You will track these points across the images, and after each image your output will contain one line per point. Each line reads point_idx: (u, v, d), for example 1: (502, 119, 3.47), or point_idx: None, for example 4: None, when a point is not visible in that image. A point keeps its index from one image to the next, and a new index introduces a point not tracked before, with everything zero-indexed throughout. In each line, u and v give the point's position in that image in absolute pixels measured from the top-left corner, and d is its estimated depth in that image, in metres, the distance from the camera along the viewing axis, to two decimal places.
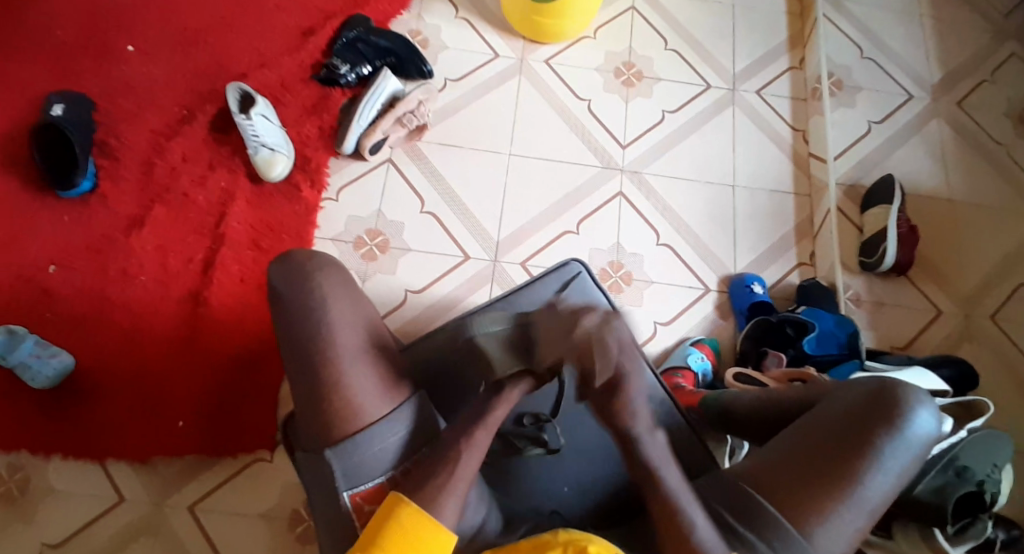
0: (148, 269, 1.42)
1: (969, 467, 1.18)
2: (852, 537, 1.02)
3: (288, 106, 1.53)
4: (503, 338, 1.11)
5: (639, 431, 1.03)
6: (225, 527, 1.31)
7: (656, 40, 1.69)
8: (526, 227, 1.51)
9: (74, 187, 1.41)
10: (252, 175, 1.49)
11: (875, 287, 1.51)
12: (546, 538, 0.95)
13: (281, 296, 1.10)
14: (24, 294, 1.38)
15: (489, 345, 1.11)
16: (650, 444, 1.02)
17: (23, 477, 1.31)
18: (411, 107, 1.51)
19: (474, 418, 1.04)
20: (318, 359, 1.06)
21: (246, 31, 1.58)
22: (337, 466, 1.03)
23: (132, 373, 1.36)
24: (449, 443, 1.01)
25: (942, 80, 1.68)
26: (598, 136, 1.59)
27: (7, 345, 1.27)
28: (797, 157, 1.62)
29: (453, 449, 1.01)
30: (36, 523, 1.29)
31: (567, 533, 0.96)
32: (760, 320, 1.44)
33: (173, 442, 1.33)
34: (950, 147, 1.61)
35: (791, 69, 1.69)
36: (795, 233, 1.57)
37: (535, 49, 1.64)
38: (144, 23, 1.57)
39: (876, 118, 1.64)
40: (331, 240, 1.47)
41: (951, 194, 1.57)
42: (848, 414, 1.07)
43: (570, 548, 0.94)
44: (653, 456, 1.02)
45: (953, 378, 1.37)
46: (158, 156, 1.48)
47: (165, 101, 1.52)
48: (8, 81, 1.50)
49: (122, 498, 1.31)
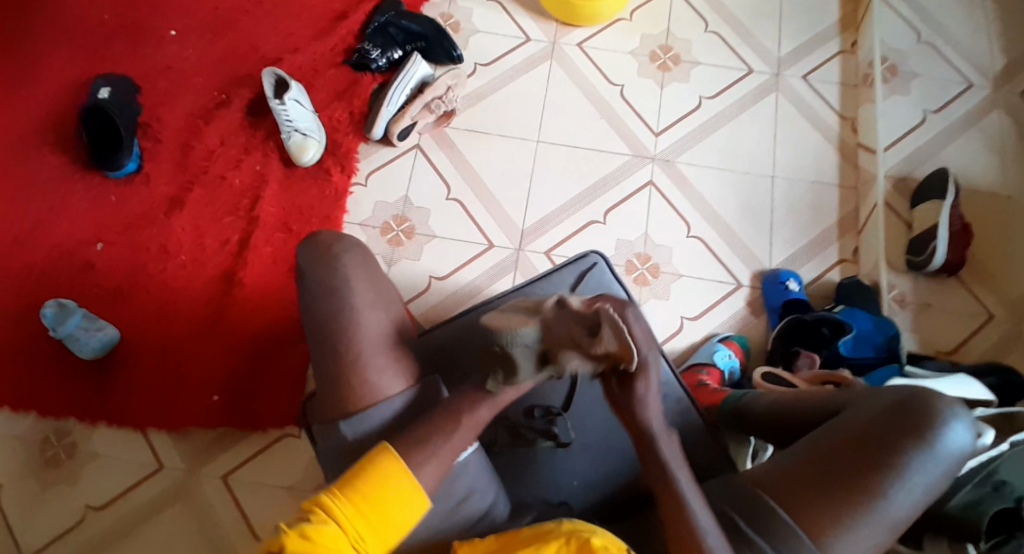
0: (184, 248, 1.45)
1: (1008, 482, 1.06)
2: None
3: (320, 91, 1.55)
4: (536, 350, 0.94)
5: (658, 432, 0.97)
6: (255, 496, 1.33)
7: (696, 22, 1.63)
8: (551, 215, 1.48)
9: (117, 168, 1.47)
10: (284, 159, 1.51)
11: (921, 287, 1.42)
12: (548, 527, 0.90)
13: (305, 277, 1.04)
14: (68, 267, 1.43)
15: (526, 356, 0.94)
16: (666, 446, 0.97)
17: (69, 442, 1.36)
18: (440, 94, 1.50)
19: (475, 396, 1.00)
20: (334, 342, 1.01)
21: (283, 18, 1.60)
22: (348, 434, 0.98)
23: (171, 348, 1.39)
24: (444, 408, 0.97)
25: (1006, 66, 1.56)
26: (629, 123, 1.55)
27: (56, 317, 1.32)
28: (843, 147, 1.54)
29: (448, 414, 0.96)
30: (80, 485, 1.33)
31: (572, 523, 0.91)
32: (792, 320, 1.35)
33: (208, 415, 1.36)
34: (1010, 140, 1.50)
35: (840, 53, 1.61)
36: (838, 228, 1.49)
37: (568, 32, 1.61)
38: (186, 10, 1.61)
39: (930, 107, 1.54)
40: (358, 224, 1.48)
41: (1010, 190, 1.46)
42: (873, 421, 0.98)
43: (573, 540, 0.88)
44: (671, 459, 0.96)
45: (999, 387, 1.26)
46: (196, 139, 1.52)
47: (204, 86, 1.56)
48: (61, 66, 1.56)
49: (160, 466, 1.35)
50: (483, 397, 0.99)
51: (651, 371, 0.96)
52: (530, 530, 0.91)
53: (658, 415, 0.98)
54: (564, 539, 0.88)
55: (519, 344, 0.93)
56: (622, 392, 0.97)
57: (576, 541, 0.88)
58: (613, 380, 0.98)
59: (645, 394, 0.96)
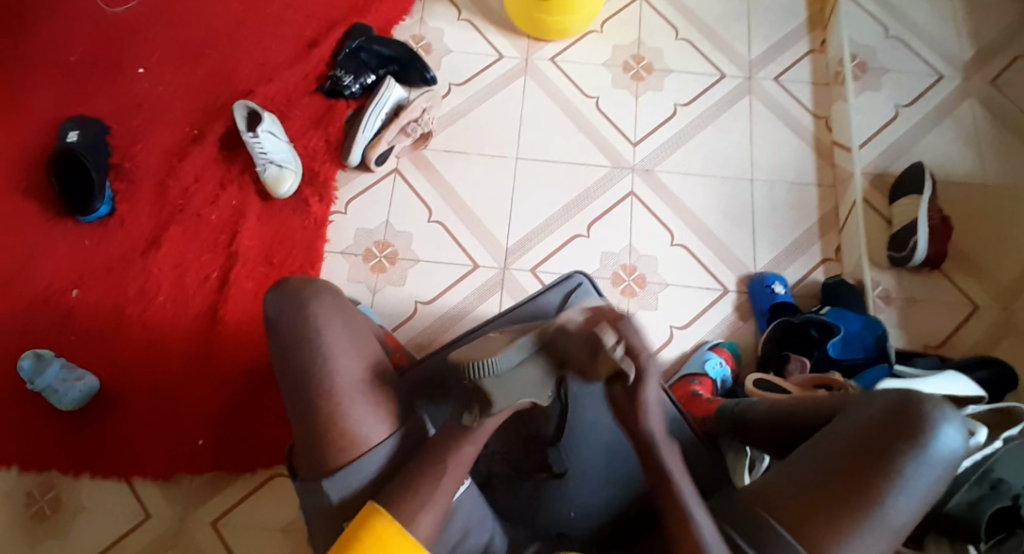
0: (164, 288, 1.43)
1: (1005, 479, 1.07)
2: None
3: (294, 120, 1.53)
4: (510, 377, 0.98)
5: (659, 439, 1.00)
6: (248, 541, 1.31)
7: (666, 30, 1.63)
8: (535, 232, 1.48)
9: (91, 211, 1.44)
10: (262, 192, 1.49)
11: (905, 282, 1.44)
12: None
13: (278, 329, 1.02)
14: (46, 316, 1.41)
15: (497, 388, 0.97)
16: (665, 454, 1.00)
17: (54, 496, 1.33)
18: (416, 116, 1.48)
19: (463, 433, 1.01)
20: (314, 391, 1.00)
21: (252, 48, 1.59)
22: (336, 497, 0.99)
23: (151, 394, 1.37)
24: (435, 457, 0.98)
25: (975, 57, 1.59)
26: (608, 135, 1.55)
27: (34, 369, 1.31)
28: (820, 146, 1.55)
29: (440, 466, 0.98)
30: (69, 540, 1.31)
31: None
32: (781, 322, 1.36)
33: (195, 459, 1.34)
34: (983, 130, 1.52)
35: (811, 53, 1.62)
36: (819, 227, 1.50)
37: (540, 47, 1.61)
38: (153, 45, 1.59)
39: (903, 102, 1.56)
40: (340, 253, 1.47)
41: (986, 179, 1.48)
42: (867, 428, 0.98)
43: None
44: (671, 466, 0.99)
45: (987, 381, 1.27)
46: (170, 177, 1.50)
47: (175, 122, 1.54)
48: (26, 110, 1.53)
49: (148, 514, 1.32)
50: (463, 433, 1.00)
51: (652, 375, 0.98)
52: None
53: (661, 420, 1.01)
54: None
55: (488, 374, 0.97)
56: (625, 402, 1.00)
57: None
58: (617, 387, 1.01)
59: (647, 400, 0.99)
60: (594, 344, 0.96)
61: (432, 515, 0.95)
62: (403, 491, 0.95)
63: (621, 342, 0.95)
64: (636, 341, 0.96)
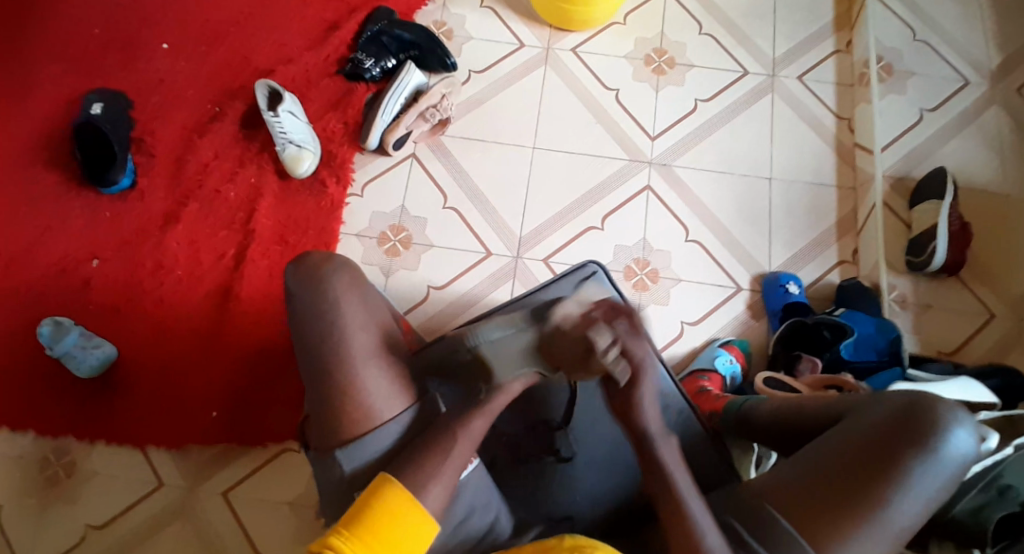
0: (180, 263, 1.45)
1: (1013, 486, 1.04)
2: None
3: (314, 103, 1.54)
4: (505, 342, 1.03)
5: (655, 434, 0.99)
6: (257, 513, 1.32)
7: (690, 25, 1.62)
8: (549, 222, 1.48)
9: (111, 184, 1.46)
10: (279, 172, 1.50)
11: (922, 288, 1.42)
12: (552, 542, 0.91)
13: (295, 304, 1.04)
14: (64, 286, 1.42)
15: (493, 353, 1.03)
16: (660, 452, 0.98)
17: (68, 460, 1.35)
18: (434, 102, 1.50)
19: (469, 409, 1.01)
20: (327, 365, 1.01)
21: (275, 29, 1.60)
22: (347, 468, 0.99)
23: (167, 363, 1.38)
24: (441, 431, 0.99)
25: (1002, 63, 1.56)
26: (625, 127, 1.54)
27: (53, 336, 1.32)
28: (840, 147, 1.54)
29: (446, 443, 0.98)
30: (82, 505, 1.32)
31: (573, 538, 0.91)
32: (794, 322, 1.35)
33: (207, 432, 1.35)
34: (1009, 137, 1.50)
35: (836, 53, 1.61)
36: (837, 228, 1.48)
37: (561, 37, 1.61)
38: (178, 23, 1.60)
39: (927, 106, 1.54)
40: (355, 235, 1.47)
41: (1009, 186, 1.46)
42: (877, 429, 0.97)
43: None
44: (667, 457, 0.98)
45: (1001, 389, 1.25)
46: (190, 154, 1.51)
47: (197, 100, 1.55)
48: (52, 84, 1.55)
49: (160, 483, 1.34)
50: (475, 408, 1.01)
51: (649, 376, 0.99)
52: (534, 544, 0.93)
53: (656, 416, 1.00)
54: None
55: (485, 340, 1.04)
56: (621, 404, 1.00)
57: None
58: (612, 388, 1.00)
59: (643, 397, 0.99)
60: (587, 347, 0.96)
61: (441, 490, 0.95)
62: (415, 465, 0.96)
63: (616, 344, 0.95)
64: (632, 341, 0.96)
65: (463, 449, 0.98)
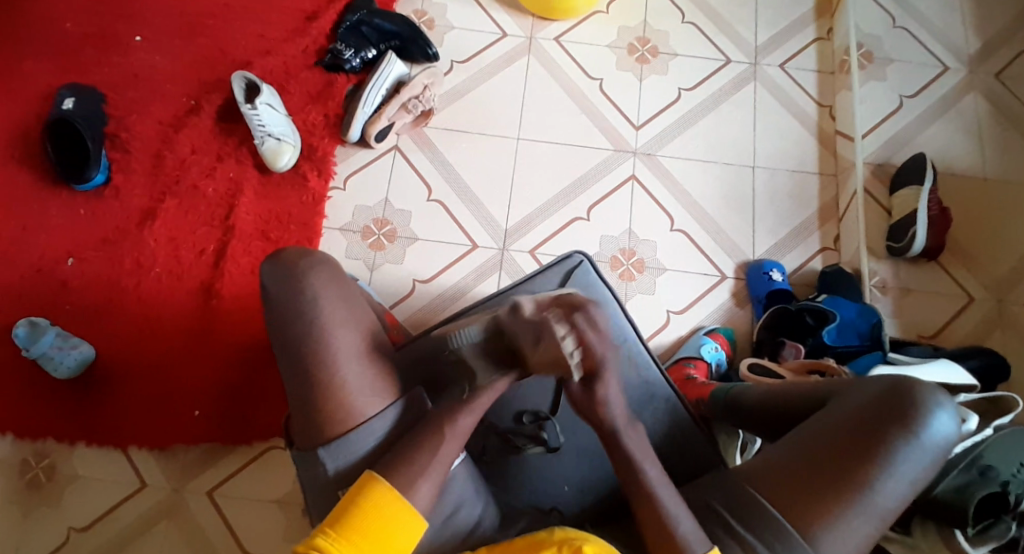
0: (160, 260, 1.42)
1: (994, 466, 1.07)
2: (860, 542, 0.94)
3: (293, 95, 1.51)
4: (489, 344, 1.06)
5: (621, 426, 1.00)
6: (243, 513, 1.31)
7: (673, 13, 1.62)
8: (535, 213, 1.47)
9: (86, 181, 1.42)
10: (259, 166, 1.48)
11: (902, 273, 1.44)
12: (541, 535, 0.91)
13: (272, 300, 1.02)
14: (39, 287, 1.39)
15: (477, 355, 1.06)
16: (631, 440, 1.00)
17: (48, 464, 1.32)
18: (417, 93, 1.46)
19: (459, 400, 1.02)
20: (312, 364, 0.99)
21: (252, 20, 1.56)
22: (332, 468, 0.98)
23: (145, 361, 1.36)
24: (428, 426, 0.99)
25: (980, 50, 1.58)
26: (610, 118, 1.54)
27: (29, 337, 1.29)
28: (822, 135, 1.55)
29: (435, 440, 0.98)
30: (64, 508, 1.30)
31: (563, 531, 0.92)
32: (777, 308, 1.37)
33: (190, 431, 1.34)
34: (986, 123, 1.52)
35: (817, 40, 1.61)
36: (819, 215, 1.50)
37: (544, 26, 1.60)
38: (151, 15, 1.56)
39: (907, 92, 1.55)
40: (339, 229, 1.46)
41: (987, 172, 1.48)
42: (861, 411, 0.98)
43: (564, 547, 0.90)
44: (636, 452, 0.99)
45: (979, 370, 1.28)
46: (166, 149, 1.48)
47: (172, 93, 1.51)
48: (21, 77, 1.51)
49: (143, 484, 1.32)
50: (461, 404, 1.01)
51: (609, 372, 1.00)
52: (523, 538, 0.92)
53: (620, 409, 1.01)
54: (556, 548, 0.89)
55: (466, 341, 1.08)
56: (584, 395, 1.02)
57: (569, 549, 0.89)
58: (576, 380, 1.02)
59: (608, 396, 1.01)
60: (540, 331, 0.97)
61: (429, 486, 0.95)
62: (404, 463, 0.95)
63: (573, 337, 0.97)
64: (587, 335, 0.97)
65: (451, 439, 0.99)
